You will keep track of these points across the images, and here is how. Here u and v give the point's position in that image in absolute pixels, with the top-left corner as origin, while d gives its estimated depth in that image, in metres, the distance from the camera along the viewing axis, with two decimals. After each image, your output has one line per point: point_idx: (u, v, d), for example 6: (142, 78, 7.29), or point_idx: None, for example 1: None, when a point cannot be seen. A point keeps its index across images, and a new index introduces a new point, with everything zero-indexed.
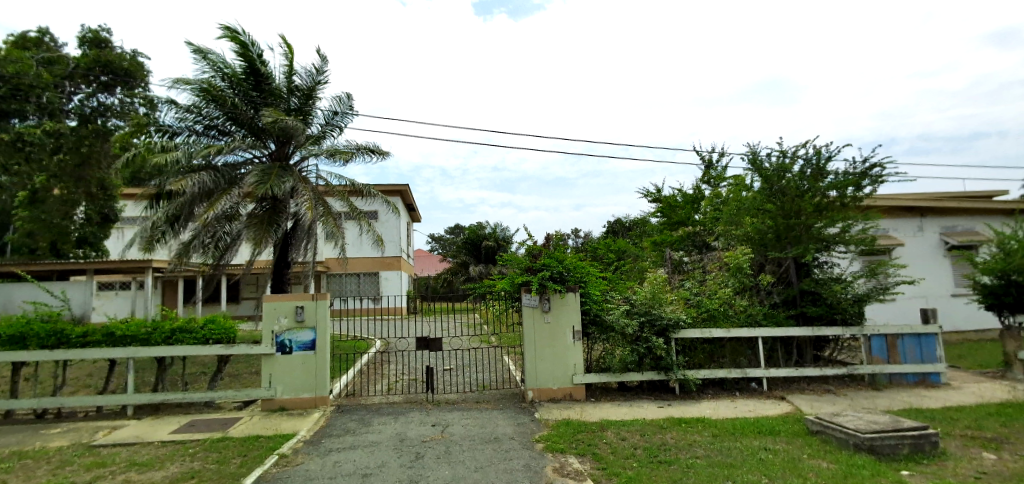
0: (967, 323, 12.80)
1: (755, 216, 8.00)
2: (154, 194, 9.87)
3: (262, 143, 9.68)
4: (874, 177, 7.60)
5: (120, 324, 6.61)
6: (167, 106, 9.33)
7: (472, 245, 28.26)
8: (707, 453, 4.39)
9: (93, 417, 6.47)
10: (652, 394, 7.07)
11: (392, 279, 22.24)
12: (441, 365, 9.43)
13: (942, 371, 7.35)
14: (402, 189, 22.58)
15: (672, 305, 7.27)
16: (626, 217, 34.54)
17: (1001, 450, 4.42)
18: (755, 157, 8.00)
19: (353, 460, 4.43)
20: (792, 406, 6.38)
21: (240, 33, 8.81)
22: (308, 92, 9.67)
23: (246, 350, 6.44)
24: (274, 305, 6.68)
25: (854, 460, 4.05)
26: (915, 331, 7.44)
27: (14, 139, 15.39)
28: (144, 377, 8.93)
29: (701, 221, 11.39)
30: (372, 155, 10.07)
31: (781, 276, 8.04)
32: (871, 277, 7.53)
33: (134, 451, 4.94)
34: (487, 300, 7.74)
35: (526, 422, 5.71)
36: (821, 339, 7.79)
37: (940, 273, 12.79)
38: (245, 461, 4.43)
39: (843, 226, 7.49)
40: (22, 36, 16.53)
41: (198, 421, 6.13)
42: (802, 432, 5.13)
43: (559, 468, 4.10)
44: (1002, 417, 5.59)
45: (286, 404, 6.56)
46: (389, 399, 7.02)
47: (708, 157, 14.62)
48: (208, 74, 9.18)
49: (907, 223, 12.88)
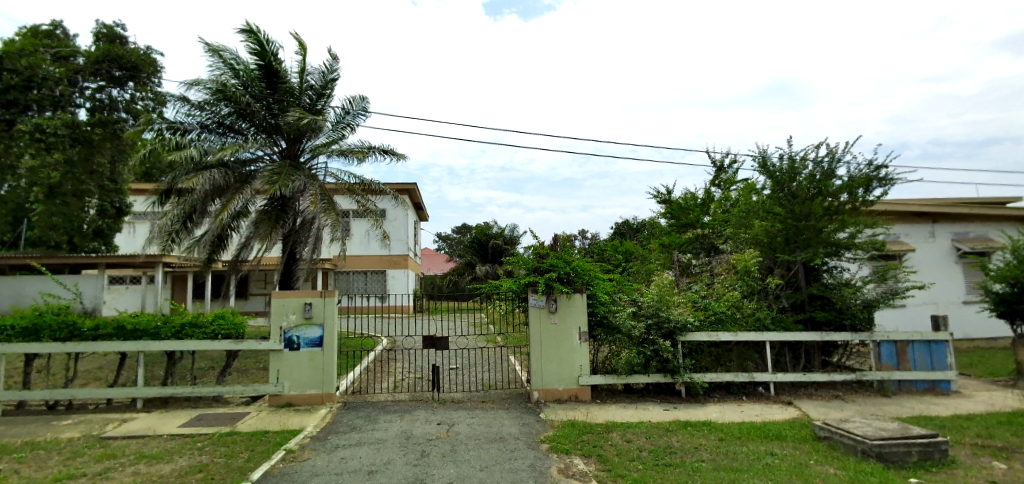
0: (977, 331, 12.66)
1: (764, 219, 7.97)
2: (165, 190, 9.92)
3: (273, 141, 9.77)
4: (883, 178, 7.52)
5: (130, 318, 6.69)
6: (178, 102, 9.42)
7: (479, 245, 28.31)
8: (713, 457, 4.37)
9: (103, 410, 6.54)
10: (659, 397, 7.06)
11: (399, 278, 22.34)
12: (447, 365, 9.45)
13: (952, 379, 7.27)
14: (410, 188, 22.69)
15: (679, 308, 7.22)
16: (633, 219, 34.49)
17: (1012, 460, 4.36)
18: (764, 160, 7.95)
19: (359, 457, 4.46)
20: (800, 411, 6.34)
21: (258, 32, 8.89)
22: (321, 91, 9.82)
23: (253, 346, 6.49)
24: (282, 301, 6.70)
25: (862, 467, 4.01)
26: (926, 338, 7.35)
27: (32, 130, 16.12)
28: (154, 371, 9.05)
29: (709, 223, 11.44)
30: (384, 154, 10.12)
31: (790, 280, 8.00)
32: (881, 282, 7.48)
33: (144, 445, 4.99)
34: (493, 300, 7.74)
35: (531, 423, 5.72)
36: (830, 344, 7.74)
37: (951, 280, 12.65)
38: (252, 456, 4.47)
39: (853, 231, 7.41)
40: (35, 28, 16.73)
41: (207, 415, 6.19)
42: (809, 437, 5.11)
43: (565, 468, 4.09)
44: (1014, 426, 5.52)
45: (292, 401, 6.61)
46: (395, 397, 7.06)
47: (719, 160, 14.57)
48: (220, 71, 9.26)
49: (919, 229, 12.73)
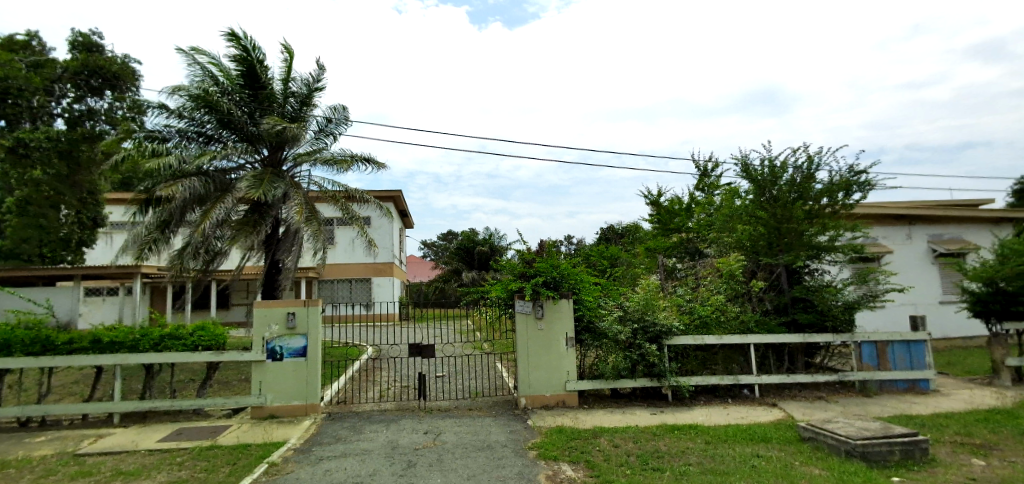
0: (954, 330, 12.96)
1: (747, 223, 8.11)
2: (142, 199, 9.76)
3: (254, 149, 9.62)
4: (862, 182, 7.68)
5: (106, 330, 6.49)
6: (157, 111, 9.29)
7: (465, 251, 28.20)
8: (700, 460, 4.39)
9: (79, 425, 6.35)
10: (645, 401, 7.08)
11: (385, 286, 22.21)
12: (433, 372, 9.38)
13: (931, 378, 7.43)
14: (396, 195, 22.63)
15: (665, 312, 7.24)
16: (619, 224, 34.79)
17: (990, 457, 4.45)
18: (746, 163, 8.08)
19: (345, 469, 4.38)
20: (785, 413, 6.41)
21: (245, 37, 8.86)
22: (303, 99, 9.71)
23: (235, 357, 6.36)
24: (264, 311, 6.59)
25: (845, 467, 4.06)
26: (905, 338, 7.50)
27: (14, 145, 15.53)
28: (131, 385, 8.82)
29: (694, 227, 11.49)
30: (369, 164, 10.08)
31: (773, 283, 8.10)
32: (861, 284, 7.59)
33: (120, 461, 4.84)
34: (481, 306, 7.71)
35: (519, 430, 5.69)
36: (812, 345, 7.84)
37: (928, 282, 12.95)
38: (233, 470, 4.36)
39: (833, 234, 7.57)
40: (10, 39, 16.33)
41: (186, 429, 6.03)
42: (794, 439, 5.16)
43: (553, 475, 4.08)
44: (991, 424, 5.63)
45: (276, 412, 6.48)
46: (380, 407, 6.97)
47: (702, 165, 14.81)
48: (200, 79, 9.17)
49: (896, 231, 13.02)
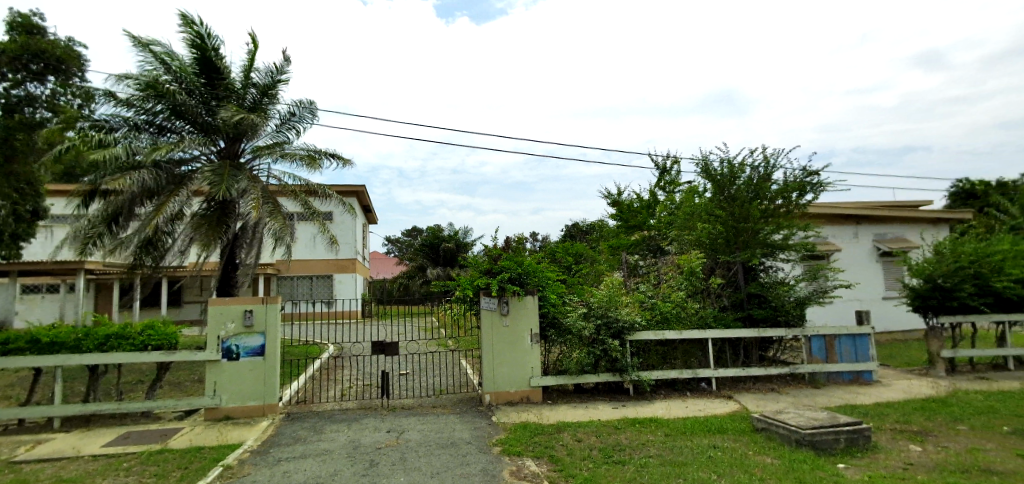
0: (895, 324, 13.78)
1: (706, 221, 8.33)
2: (88, 191, 9.22)
3: (210, 141, 9.22)
4: (814, 184, 8.04)
5: (45, 330, 6.11)
6: (103, 99, 8.78)
7: (430, 248, 27.97)
8: (660, 453, 4.50)
9: (14, 431, 5.95)
10: (607, 395, 7.22)
11: (347, 283, 21.77)
12: (397, 370, 9.28)
13: (873, 369, 7.88)
14: (360, 190, 22.23)
15: (627, 308, 7.38)
16: (585, 221, 35.22)
17: (926, 443, 4.76)
18: (707, 164, 8.30)
19: (304, 470, 4.28)
20: (739, 405, 6.66)
21: (200, 22, 8.51)
22: (265, 89, 9.31)
23: (187, 357, 6.09)
24: (220, 309, 6.35)
25: (796, 455, 4.25)
26: (851, 331, 7.91)
27: None
28: (74, 388, 8.32)
29: (655, 225, 11.75)
30: (333, 159, 9.85)
31: (730, 279, 8.37)
32: (812, 281, 7.96)
33: (61, 468, 4.57)
34: (446, 303, 7.67)
35: (483, 427, 5.69)
36: (766, 340, 8.16)
37: (872, 278, 13.70)
38: (185, 474, 4.19)
39: (787, 233, 7.88)
40: None
41: (135, 433, 5.75)
42: (748, 429, 5.36)
43: (517, 471, 4.10)
44: (926, 412, 6.02)
45: (231, 414, 6.27)
46: (342, 406, 6.84)
47: (662, 162, 15.15)
48: (151, 65, 8.75)
49: (844, 230, 13.71)
